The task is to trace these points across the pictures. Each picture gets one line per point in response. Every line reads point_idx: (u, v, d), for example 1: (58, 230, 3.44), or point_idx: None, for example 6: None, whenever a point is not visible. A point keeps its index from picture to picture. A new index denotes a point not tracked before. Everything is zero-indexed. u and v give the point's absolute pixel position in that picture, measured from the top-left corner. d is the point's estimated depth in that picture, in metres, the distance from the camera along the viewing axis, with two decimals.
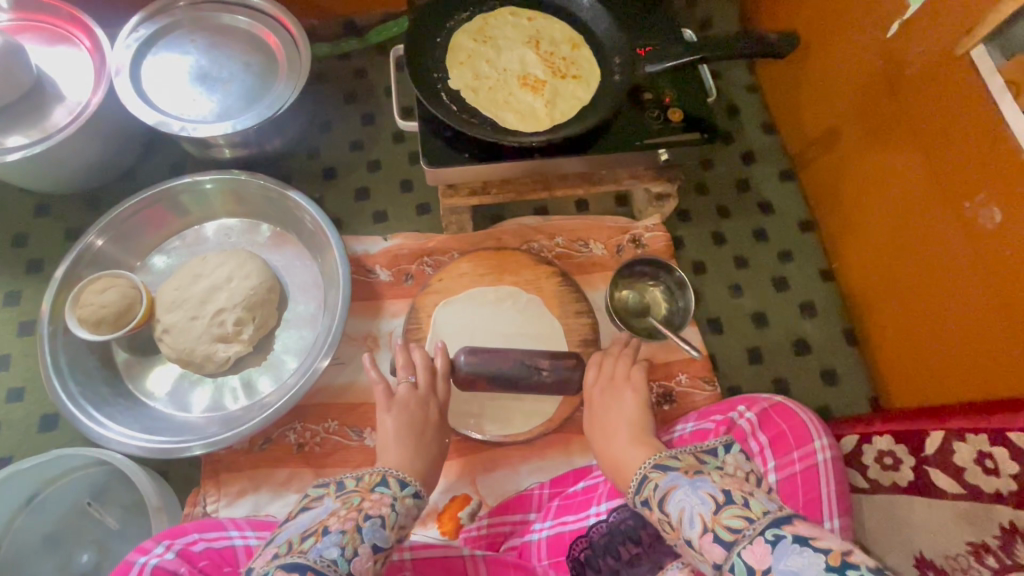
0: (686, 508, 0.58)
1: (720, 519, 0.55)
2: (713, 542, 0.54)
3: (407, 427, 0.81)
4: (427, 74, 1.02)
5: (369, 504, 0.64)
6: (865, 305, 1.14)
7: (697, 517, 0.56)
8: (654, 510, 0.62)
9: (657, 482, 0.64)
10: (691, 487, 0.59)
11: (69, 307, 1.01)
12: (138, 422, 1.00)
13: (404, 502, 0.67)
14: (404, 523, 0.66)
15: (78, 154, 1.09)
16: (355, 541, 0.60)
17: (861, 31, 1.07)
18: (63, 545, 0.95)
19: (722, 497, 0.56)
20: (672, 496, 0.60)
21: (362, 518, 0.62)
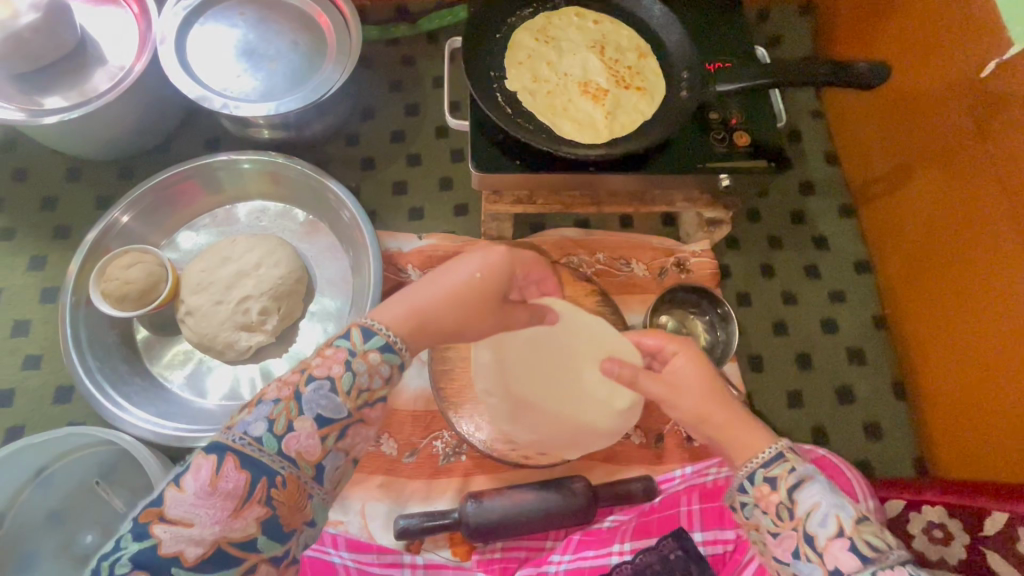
0: (824, 505, 0.61)
1: (862, 533, 0.60)
2: (846, 549, 0.59)
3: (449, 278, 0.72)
4: (484, 72, 0.96)
5: (319, 364, 0.64)
6: (921, 360, 1.08)
7: (835, 521, 0.60)
8: (779, 492, 0.64)
9: (794, 466, 0.64)
10: (829, 488, 0.63)
11: (94, 279, 0.98)
12: (153, 405, 0.98)
13: (359, 365, 0.65)
14: (365, 386, 0.65)
15: (115, 121, 1.05)
16: (290, 412, 0.62)
17: (951, 67, 0.99)
18: (67, 523, 0.93)
19: (863, 512, 0.61)
20: (807, 487, 0.63)
21: (303, 385, 0.63)
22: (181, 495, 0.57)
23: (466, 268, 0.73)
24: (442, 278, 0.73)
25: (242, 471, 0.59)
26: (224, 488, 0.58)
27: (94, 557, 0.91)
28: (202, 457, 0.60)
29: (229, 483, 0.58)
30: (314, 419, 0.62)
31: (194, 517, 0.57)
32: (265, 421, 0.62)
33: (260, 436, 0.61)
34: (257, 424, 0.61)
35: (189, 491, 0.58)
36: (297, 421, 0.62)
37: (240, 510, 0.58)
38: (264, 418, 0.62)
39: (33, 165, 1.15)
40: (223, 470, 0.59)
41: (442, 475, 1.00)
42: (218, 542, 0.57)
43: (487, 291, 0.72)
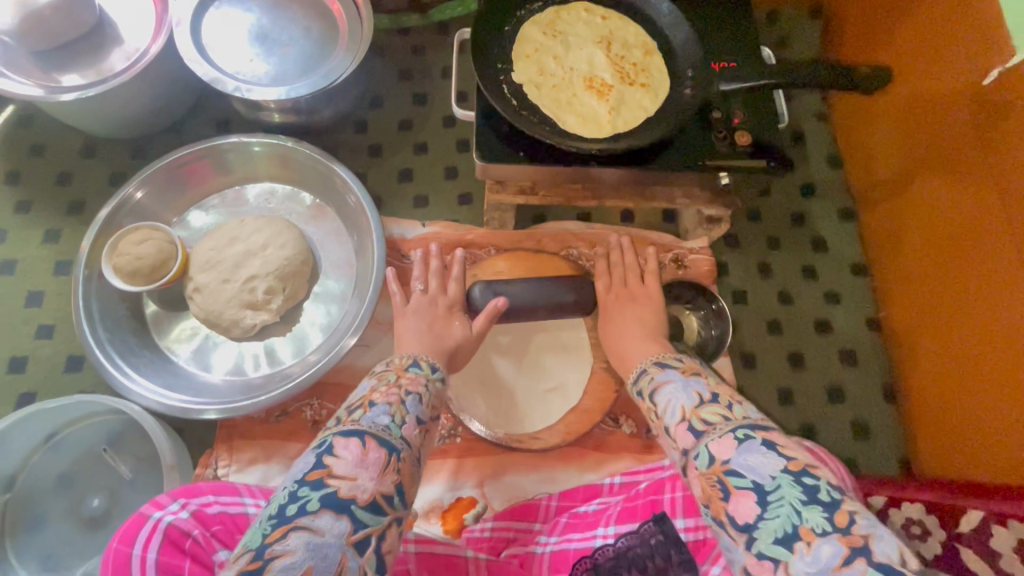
0: (671, 401, 0.71)
1: (698, 412, 0.67)
2: (686, 430, 0.66)
3: (427, 327, 0.91)
4: (492, 64, 0.98)
5: (406, 381, 0.73)
6: (911, 362, 1.10)
7: (679, 408, 0.69)
8: (645, 399, 0.76)
9: (654, 376, 0.78)
10: (682, 386, 0.72)
11: (106, 254, 1.01)
12: (160, 377, 1.01)
13: (433, 383, 0.76)
14: (434, 402, 0.74)
15: (130, 100, 1.08)
16: (402, 410, 0.68)
17: (956, 74, 1.00)
18: (75, 487, 0.97)
19: (707, 398, 0.69)
20: (663, 389, 0.74)
21: (404, 394, 0.70)
22: (340, 460, 0.59)
23: (421, 321, 0.92)
24: (419, 322, 0.92)
25: (383, 447, 0.62)
26: (375, 459, 0.61)
27: (101, 520, 0.94)
28: (344, 437, 0.62)
29: (377, 453, 0.61)
30: (416, 417, 0.69)
31: (357, 473, 0.59)
32: (387, 414, 0.67)
33: (386, 424, 0.65)
34: (381, 415, 0.66)
35: (346, 458, 0.60)
36: (407, 418, 0.68)
37: (386, 473, 0.61)
38: (384, 412, 0.67)
39: (50, 141, 1.17)
40: (369, 445, 0.62)
41: (437, 456, 1.04)
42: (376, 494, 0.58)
43: (450, 318, 0.95)
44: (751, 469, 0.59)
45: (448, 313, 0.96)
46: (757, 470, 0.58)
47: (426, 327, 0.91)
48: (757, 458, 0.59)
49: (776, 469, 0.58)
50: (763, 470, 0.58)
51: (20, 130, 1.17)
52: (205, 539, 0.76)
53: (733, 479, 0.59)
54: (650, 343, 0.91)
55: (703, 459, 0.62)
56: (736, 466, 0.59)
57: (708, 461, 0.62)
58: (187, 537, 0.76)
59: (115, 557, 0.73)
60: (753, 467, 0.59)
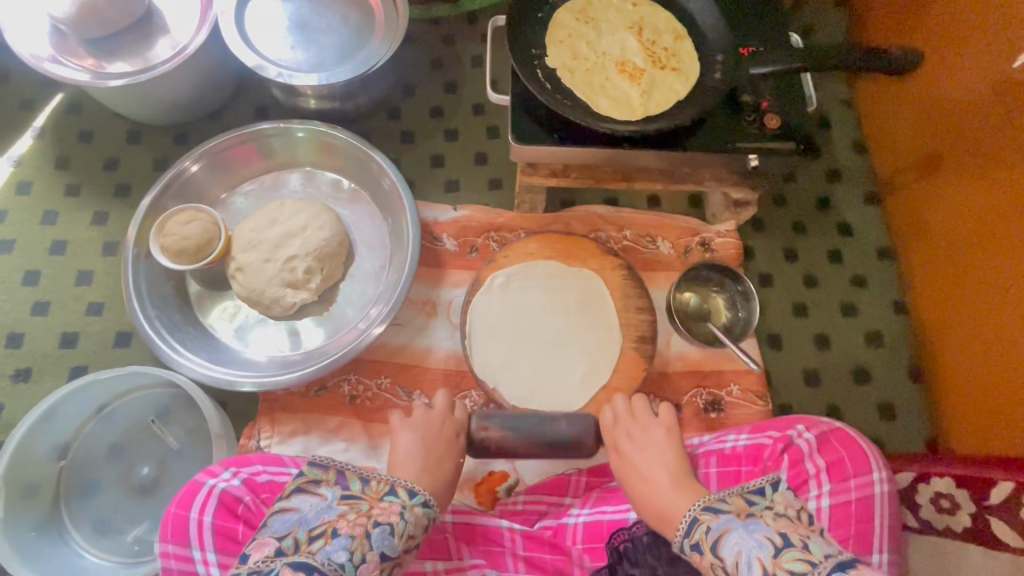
0: (744, 551, 0.65)
1: (780, 562, 0.63)
2: None
3: (421, 441, 0.83)
4: (526, 49, 1.01)
5: (378, 512, 0.72)
6: (936, 344, 1.11)
7: (756, 561, 0.64)
8: (707, 556, 0.68)
9: (709, 525, 0.70)
10: (746, 532, 0.67)
11: (154, 233, 1.05)
12: (206, 352, 1.05)
13: (412, 511, 0.73)
14: (412, 532, 0.72)
15: (176, 86, 1.12)
16: (363, 547, 0.68)
17: (984, 57, 1.01)
18: (125, 456, 1.01)
19: (780, 542, 0.65)
20: (726, 539, 0.67)
21: (372, 525, 0.70)
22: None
23: (417, 438, 0.83)
24: (415, 430, 0.84)
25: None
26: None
27: (151, 488, 0.99)
28: (291, 572, 0.65)
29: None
30: (379, 554, 0.69)
31: None
32: (346, 550, 0.68)
33: (343, 562, 0.67)
34: (339, 551, 0.68)
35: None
36: (367, 556, 0.68)
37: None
38: (344, 546, 0.68)
39: (97, 127, 1.22)
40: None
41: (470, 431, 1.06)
42: None
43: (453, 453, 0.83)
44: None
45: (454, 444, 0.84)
46: None
47: (418, 447, 0.82)
48: None
49: None
50: None
51: (68, 117, 1.22)
52: (256, 505, 0.80)
53: None
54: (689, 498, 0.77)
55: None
56: None
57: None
58: (239, 503, 0.80)
59: (174, 520, 0.78)
60: None
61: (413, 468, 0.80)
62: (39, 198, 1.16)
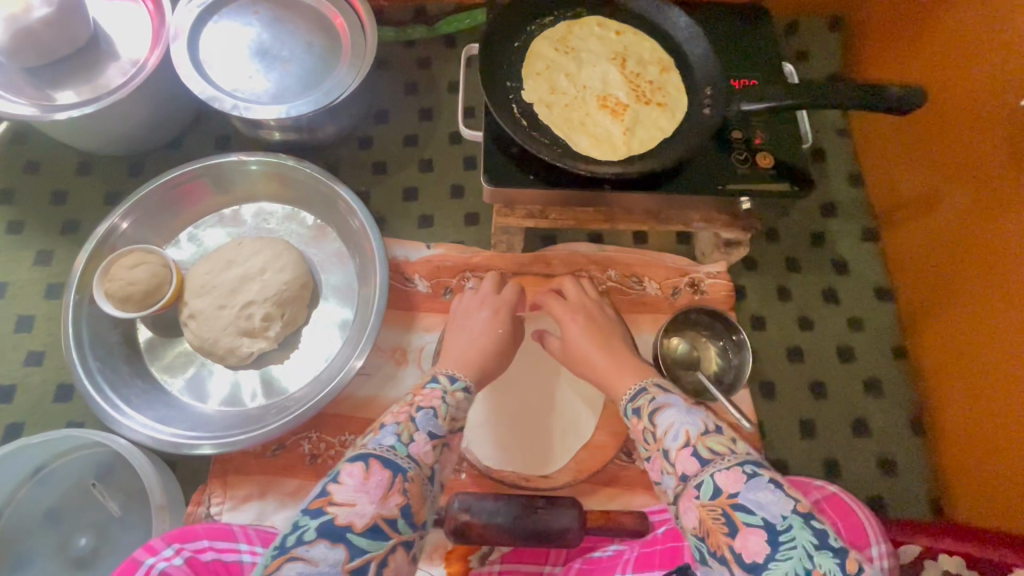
0: (676, 423, 0.69)
1: (703, 441, 0.66)
2: (689, 456, 0.65)
3: (472, 332, 0.91)
4: (501, 81, 0.94)
5: (421, 397, 0.73)
6: (939, 395, 1.04)
7: (683, 433, 0.67)
8: (643, 419, 0.73)
9: (655, 397, 0.75)
10: (684, 412, 0.70)
11: (98, 278, 0.97)
12: (153, 409, 0.96)
13: (454, 395, 0.75)
14: (456, 415, 0.74)
15: (125, 118, 1.04)
16: (410, 428, 0.68)
17: (988, 92, 0.95)
18: (62, 524, 0.92)
19: (711, 427, 0.67)
20: (664, 412, 0.71)
21: (415, 411, 0.71)
22: (342, 487, 0.60)
23: (468, 338, 0.90)
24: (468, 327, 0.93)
25: (387, 469, 0.62)
26: (377, 482, 0.61)
27: (89, 560, 0.90)
28: (349, 463, 0.63)
29: (378, 476, 0.61)
30: (427, 433, 0.69)
31: (356, 499, 0.59)
32: (394, 434, 0.67)
33: (392, 444, 0.66)
34: (387, 436, 0.66)
35: (348, 485, 0.60)
36: (416, 435, 0.68)
37: (387, 497, 0.60)
38: (392, 432, 0.67)
39: (44, 158, 1.14)
40: (371, 468, 0.62)
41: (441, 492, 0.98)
42: (375, 519, 0.58)
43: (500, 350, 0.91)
44: (760, 506, 0.59)
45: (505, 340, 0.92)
46: (767, 508, 0.58)
47: (466, 338, 0.90)
48: (767, 495, 0.59)
49: (785, 509, 0.58)
50: (774, 508, 0.58)
51: (14, 147, 1.14)
52: None
53: (742, 514, 0.59)
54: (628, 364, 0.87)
55: (707, 489, 0.62)
56: (745, 501, 0.59)
57: (713, 492, 0.61)
58: None
59: None
60: (764, 504, 0.59)
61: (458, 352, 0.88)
62: None
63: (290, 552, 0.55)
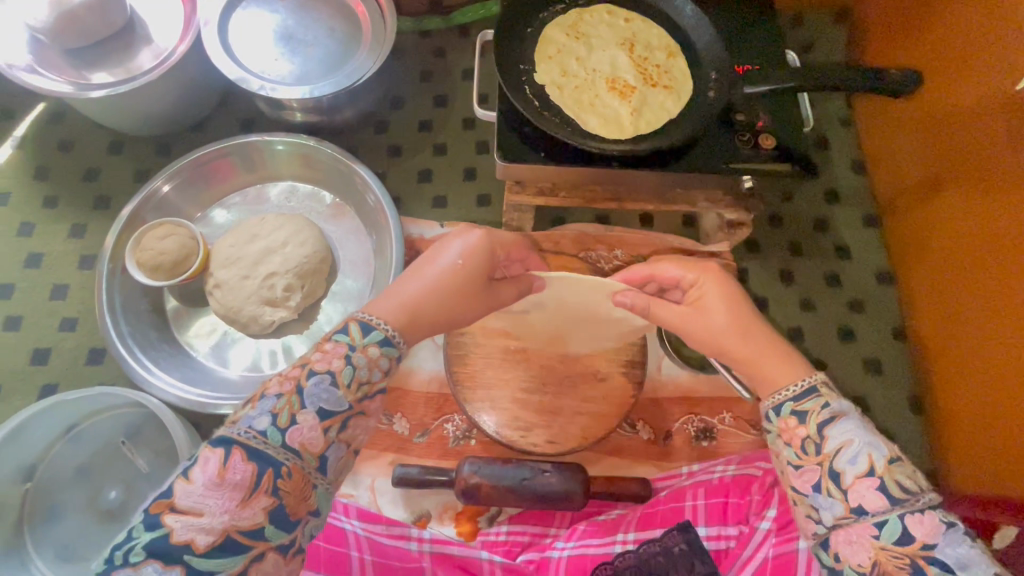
0: (857, 444, 0.62)
1: (892, 472, 0.60)
2: (875, 489, 0.60)
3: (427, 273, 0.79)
4: (514, 64, 0.98)
5: (319, 358, 0.67)
6: (936, 372, 1.08)
7: (866, 458, 0.61)
8: (808, 427, 0.65)
9: (830, 402, 0.66)
10: (864, 430, 0.64)
11: (130, 248, 1.02)
12: (179, 371, 1.02)
13: (358, 359, 0.67)
14: (360, 378, 0.67)
15: (157, 97, 1.09)
16: (292, 405, 0.64)
17: (986, 79, 0.98)
18: (93, 479, 0.97)
19: (896, 454, 0.62)
20: (838, 424, 0.64)
21: (305, 378, 0.65)
22: (189, 487, 0.58)
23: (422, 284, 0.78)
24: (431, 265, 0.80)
25: (249, 465, 0.60)
26: (233, 480, 0.59)
27: (118, 513, 0.95)
28: (208, 451, 0.61)
29: (235, 475, 0.60)
30: (315, 412, 0.64)
31: (202, 507, 0.58)
32: (270, 414, 0.63)
33: (266, 429, 0.62)
34: (262, 419, 0.63)
35: (198, 483, 0.59)
36: (298, 415, 0.64)
37: (246, 501, 0.59)
38: (269, 412, 0.63)
39: (77, 137, 1.20)
40: (231, 462, 0.60)
41: (452, 456, 1.02)
42: (227, 531, 0.58)
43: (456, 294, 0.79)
44: (961, 563, 0.55)
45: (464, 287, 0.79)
46: (964, 563, 0.56)
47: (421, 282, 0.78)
48: (963, 547, 0.56)
49: (983, 566, 0.56)
50: (976, 565, 0.55)
51: (49, 127, 1.20)
52: None
53: (936, 565, 0.56)
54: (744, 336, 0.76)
55: (892, 530, 0.58)
56: (943, 556, 0.56)
57: (901, 535, 0.58)
58: None
59: None
60: (963, 558, 0.55)
61: (403, 293, 0.76)
62: (16, 209, 1.14)
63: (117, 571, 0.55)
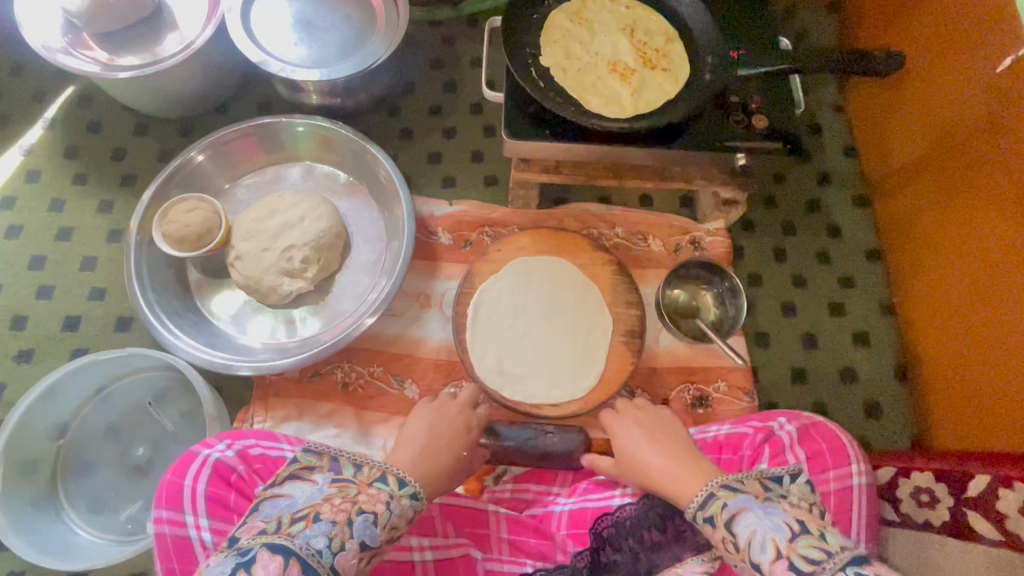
0: (759, 531, 0.65)
1: (795, 547, 0.63)
2: (788, 568, 0.61)
3: (429, 433, 0.87)
4: (521, 48, 1.04)
5: (364, 498, 0.69)
6: (920, 344, 1.13)
7: (771, 543, 0.64)
8: (719, 530, 0.69)
9: (725, 502, 0.70)
10: (763, 514, 0.67)
11: (157, 221, 1.08)
12: (203, 337, 1.07)
13: (398, 502, 0.70)
14: (396, 523, 0.69)
15: (182, 80, 1.16)
16: (343, 534, 0.64)
17: (970, 63, 1.03)
18: (122, 437, 1.03)
19: (797, 527, 0.65)
20: (741, 518, 0.68)
21: (355, 512, 0.67)
22: None
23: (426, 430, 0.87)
24: (419, 428, 0.88)
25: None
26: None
27: (146, 468, 1.01)
28: (269, 554, 0.61)
29: None
30: (360, 543, 0.65)
31: None
32: (326, 535, 0.64)
33: (321, 548, 0.62)
34: (319, 537, 0.63)
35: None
36: (347, 543, 0.64)
37: None
38: (324, 532, 0.64)
39: (105, 119, 1.26)
40: (288, 571, 0.60)
41: None
42: None
43: (454, 441, 0.87)
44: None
45: (458, 432, 0.89)
46: None
47: (420, 442, 0.85)
48: None
49: None
50: None
51: (79, 110, 1.26)
52: (248, 475, 0.81)
53: None
54: (695, 467, 0.78)
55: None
56: None
57: None
58: (232, 472, 0.80)
59: (169, 487, 0.79)
60: None
61: (415, 449, 0.84)
62: (48, 186, 1.20)
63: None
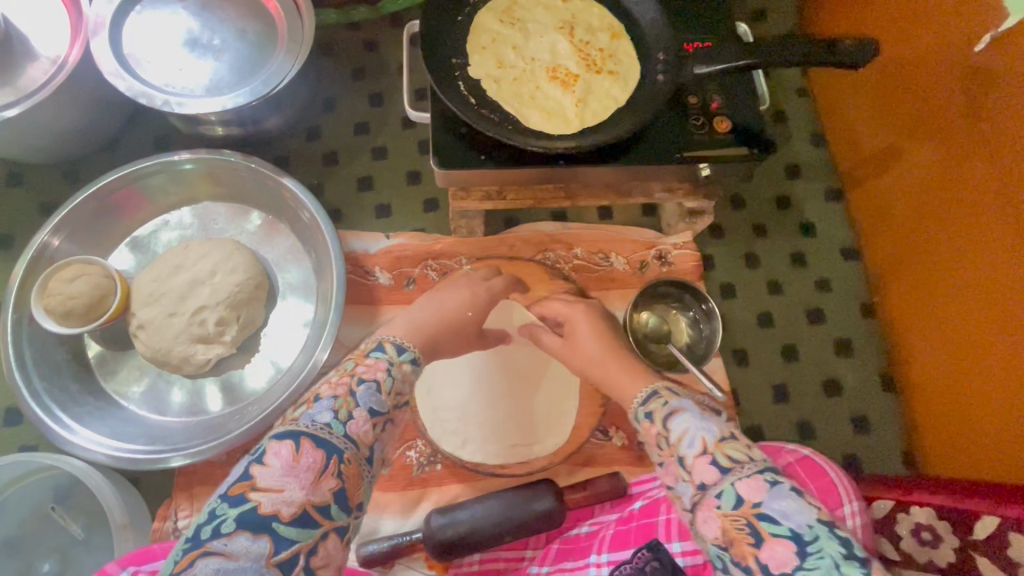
0: (690, 429, 0.61)
1: (721, 447, 0.59)
2: (708, 464, 0.58)
3: (438, 305, 0.90)
4: (445, 58, 0.89)
5: (364, 369, 0.68)
6: (904, 347, 1.05)
7: (699, 440, 0.60)
8: (656, 424, 0.66)
9: (669, 401, 0.68)
10: (699, 416, 0.63)
11: (35, 295, 0.91)
12: (108, 427, 0.92)
13: (400, 368, 0.70)
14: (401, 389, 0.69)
15: (52, 120, 0.97)
16: (349, 404, 0.63)
17: (941, 39, 0.92)
18: (23, 552, 0.88)
19: (728, 433, 0.61)
20: (677, 416, 0.64)
21: (355, 382, 0.65)
22: (268, 469, 0.55)
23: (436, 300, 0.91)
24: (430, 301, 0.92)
25: (319, 449, 0.58)
26: (307, 465, 0.56)
27: None
28: (275, 442, 0.58)
29: (308, 458, 0.57)
30: (367, 410, 0.64)
31: (283, 484, 0.55)
32: (331, 410, 0.62)
33: (329, 422, 0.61)
34: (323, 413, 0.62)
35: (274, 468, 0.56)
36: (354, 412, 0.63)
37: (320, 481, 0.56)
38: (328, 407, 0.63)
39: None
40: (302, 448, 0.57)
41: (417, 485, 0.96)
42: (303, 506, 0.54)
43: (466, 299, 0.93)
44: (785, 515, 0.53)
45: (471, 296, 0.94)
46: (791, 518, 0.53)
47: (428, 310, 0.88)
48: (791, 503, 0.53)
49: (808, 518, 0.52)
50: (800, 517, 0.52)
51: None
52: None
53: (767, 524, 0.53)
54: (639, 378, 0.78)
55: (729, 497, 0.55)
56: (769, 511, 0.53)
57: (735, 502, 0.55)
58: None
59: None
60: (788, 513, 0.53)
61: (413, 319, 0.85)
62: None
63: (205, 546, 0.51)
